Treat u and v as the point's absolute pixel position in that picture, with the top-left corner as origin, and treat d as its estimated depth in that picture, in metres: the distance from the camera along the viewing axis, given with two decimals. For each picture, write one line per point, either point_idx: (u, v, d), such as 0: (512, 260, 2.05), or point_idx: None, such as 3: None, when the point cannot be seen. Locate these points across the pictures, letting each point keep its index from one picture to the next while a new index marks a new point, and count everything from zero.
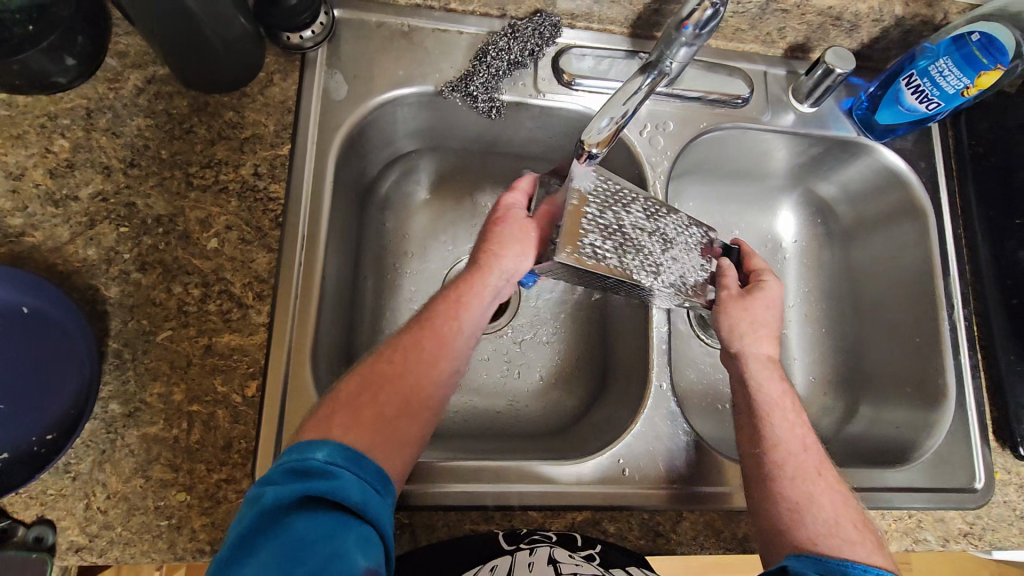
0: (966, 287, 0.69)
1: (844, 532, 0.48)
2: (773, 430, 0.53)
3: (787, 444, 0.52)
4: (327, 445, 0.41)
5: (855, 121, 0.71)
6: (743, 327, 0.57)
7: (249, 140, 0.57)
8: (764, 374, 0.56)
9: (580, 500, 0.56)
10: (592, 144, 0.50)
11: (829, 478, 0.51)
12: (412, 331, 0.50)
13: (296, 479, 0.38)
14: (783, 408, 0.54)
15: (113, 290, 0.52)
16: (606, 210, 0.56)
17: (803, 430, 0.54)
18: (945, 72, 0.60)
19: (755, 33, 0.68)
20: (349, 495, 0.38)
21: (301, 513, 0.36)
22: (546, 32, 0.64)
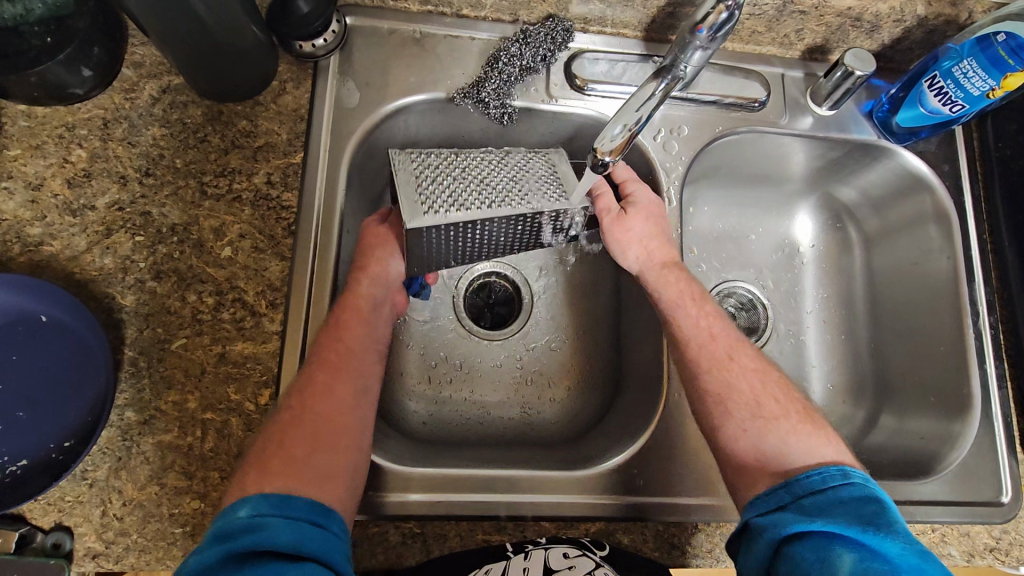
0: (992, 294, 0.67)
1: (766, 408, 0.52)
2: (682, 331, 0.57)
3: (696, 339, 0.56)
4: (248, 502, 0.41)
5: (876, 124, 0.69)
6: (635, 243, 0.61)
7: (262, 148, 0.57)
8: (665, 277, 0.59)
9: (592, 512, 0.55)
10: (604, 152, 0.51)
11: (742, 361, 0.55)
12: (302, 377, 0.50)
13: (218, 542, 0.38)
14: (686, 306, 0.58)
15: (129, 299, 0.52)
16: (438, 172, 0.56)
17: (708, 322, 0.57)
18: (969, 74, 0.59)
19: (772, 35, 0.66)
20: (275, 540, 0.38)
21: (230, 570, 0.36)
22: (559, 37, 0.63)
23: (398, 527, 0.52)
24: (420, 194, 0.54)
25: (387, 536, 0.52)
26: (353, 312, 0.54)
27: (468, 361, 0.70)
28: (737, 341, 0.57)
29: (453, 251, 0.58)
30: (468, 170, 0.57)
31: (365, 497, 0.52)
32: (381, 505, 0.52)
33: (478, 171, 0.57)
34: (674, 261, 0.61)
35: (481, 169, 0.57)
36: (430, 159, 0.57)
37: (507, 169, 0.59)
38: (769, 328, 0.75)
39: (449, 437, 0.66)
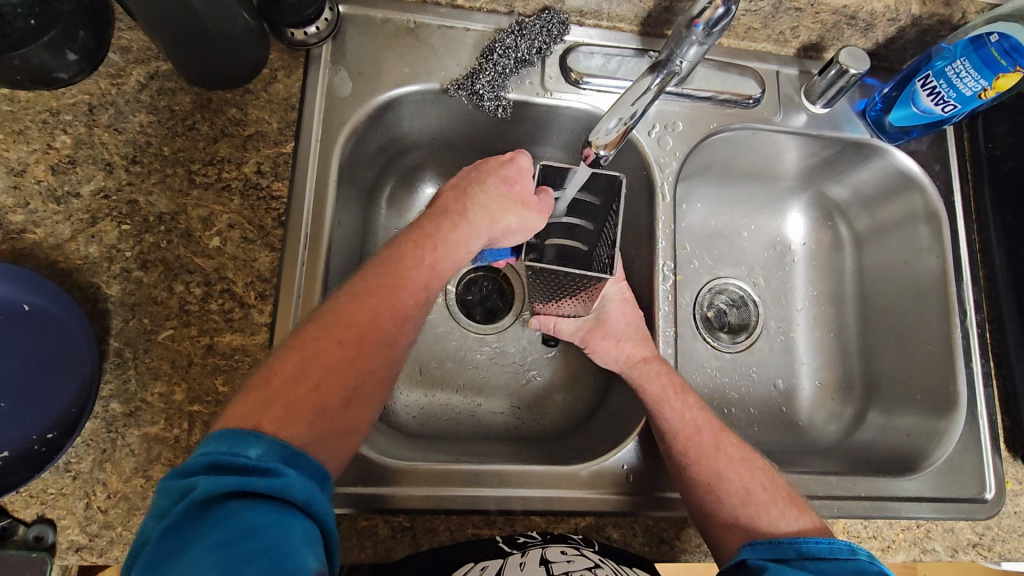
0: (979, 293, 0.68)
1: (755, 494, 0.52)
2: (666, 423, 0.56)
3: (680, 432, 0.55)
4: (262, 442, 0.37)
5: (868, 123, 0.69)
6: (611, 349, 0.60)
7: (252, 137, 0.56)
8: (644, 373, 0.58)
9: (582, 506, 0.55)
10: (600, 146, 0.49)
11: (726, 447, 0.55)
12: (366, 279, 0.47)
13: (230, 473, 0.35)
14: (668, 398, 0.57)
15: (114, 288, 0.51)
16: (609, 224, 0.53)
17: (692, 413, 0.56)
18: (961, 74, 0.59)
19: (768, 32, 0.66)
20: (289, 492, 0.36)
21: (242, 504, 0.34)
22: (555, 30, 0.63)
23: (388, 520, 0.52)
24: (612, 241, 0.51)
25: (376, 530, 0.52)
26: (448, 248, 0.51)
27: (460, 355, 0.70)
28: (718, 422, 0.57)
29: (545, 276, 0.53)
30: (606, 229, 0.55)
31: (357, 490, 0.52)
32: (371, 499, 0.52)
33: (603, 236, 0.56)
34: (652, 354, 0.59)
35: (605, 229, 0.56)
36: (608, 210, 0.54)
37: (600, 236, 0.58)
38: (759, 325, 0.76)
39: (440, 431, 0.65)
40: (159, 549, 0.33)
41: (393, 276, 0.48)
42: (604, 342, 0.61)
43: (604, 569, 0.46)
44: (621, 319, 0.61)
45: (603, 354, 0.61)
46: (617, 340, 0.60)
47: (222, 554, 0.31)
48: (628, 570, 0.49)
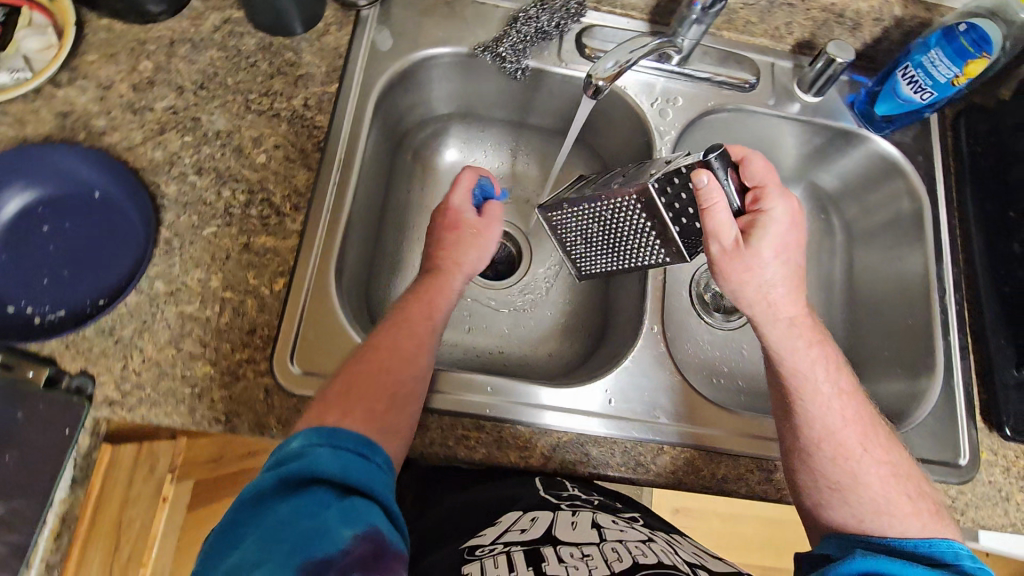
0: (958, 273, 0.72)
1: (894, 506, 0.53)
2: (806, 409, 0.56)
3: (822, 421, 0.55)
4: (301, 432, 0.45)
5: (856, 114, 0.76)
6: (757, 282, 0.55)
7: (302, 77, 0.65)
8: (794, 343, 0.57)
9: (593, 427, 0.59)
10: (599, 79, 0.55)
11: (873, 451, 0.55)
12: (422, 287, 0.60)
13: (270, 464, 0.43)
14: (817, 385, 0.56)
15: (171, 188, 0.59)
16: (565, 231, 0.66)
17: (840, 406, 0.56)
18: (936, 63, 0.65)
19: (764, 27, 0.74)
20: (325, 468, 0.42)
21: (284, 492, 0.41)
22: (572, 9, 0.71)
23: None
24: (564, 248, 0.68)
25: None
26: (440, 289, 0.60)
27: (467, 301, 0.78)
28: (869, 421, 0.57)
29: (592, 260, 0.68)
30: (580, 225, 0.63)
31: None
32: None
33: (580, 226, 0.63)
34: (801, 318, 0.57)
35: (572, 220, 0.63)
36: (562, 219, 0.64)
37: (591, 219, 0.61)
38: None
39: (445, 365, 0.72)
40: (224, 535, 0.41)
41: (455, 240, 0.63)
42: (751, 275, 0.55)
43: (655, 539, 0.54)
44: (776, 249, 0.55)
45: (736, 280, 0.56)
46: (769, 281, 0.55)
47: (262, 543, 0.38)
48: (677, 540, 0.58)
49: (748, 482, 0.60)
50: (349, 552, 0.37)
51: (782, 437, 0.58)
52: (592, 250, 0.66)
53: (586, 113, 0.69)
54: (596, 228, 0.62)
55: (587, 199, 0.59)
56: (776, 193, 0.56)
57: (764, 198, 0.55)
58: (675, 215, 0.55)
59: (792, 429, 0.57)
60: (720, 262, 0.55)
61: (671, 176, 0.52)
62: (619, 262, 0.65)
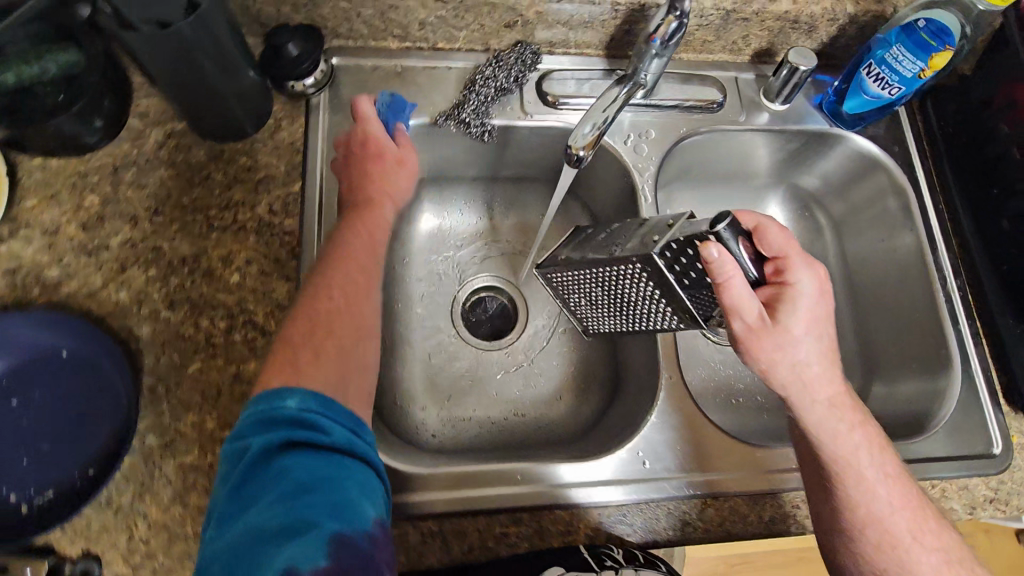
0: (955, 258, 0.72)
1: None
2: (846, 493, 0.54)
3: (865, 507, 0.53)
4: (297, 394, 0.44)
5: (826, 114, 0.75)
6: (789, 364, 0.52)
7: (262, 181, 0.61)
8: (833, 430, 0.54)
9: (609, 497, 0.57)
10: (578, 148, 0.55)
11: (924, 539, 0.53)
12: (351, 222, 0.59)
13: (267, 426, 0.42)
14: (858, 469, 0.53)
15: (145, 329, 0.55)
16: (566, 290, 0.65)
17: (884, 492, 0.53)
18: (899, 59, 0.65)
19: (721, 43, 0.73)
20: (332, 438, 0.42)
21: (295, 453, 0.41)
22: (528, 59, 0.70)
23: (417, 526, 0.54)
24: (567, 304, 0.68)
25: (407, 537, 0.54)
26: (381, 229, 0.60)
27: (473, 369, 0.75)
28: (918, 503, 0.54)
29: (598, 318, 0.67)
30: (581, 287, 0.63)
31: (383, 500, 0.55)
32: (400, 506, 0.54)
33: (582, 287, 0.63)
34: (840, 403, 0.54)
35: (573, 282, 0.63)
36: (561, 281, 0.64)
37: (590, 282, 0.60)
38: None
39: (465, 445, 0.70)
40: (228, 508, 0.39)
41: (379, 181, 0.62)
42: (782, 357, 0.52)
43: None
44: (804, 329, 0.52)
45: (765, 359, 0.53)
46: (800, 363, 0.52)
47: (283, 508, 0.38)
48: None
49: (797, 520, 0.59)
50: (375, 538, 0.38)
51: (820, 520, 0.55)
52: (597, 311, 0.66)
53: (568, 183, 0.66)
54: (598, 290, 0.61)
55: (590, 261, 0.57)
56: (800, 265, 0.54)
57: (788, 271, 0.54)
58: (679, 277, 0.53)
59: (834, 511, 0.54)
60: (745, 341, 0.52)
61: (671, 241, 0.51)
62: (625, 322, 0.64)
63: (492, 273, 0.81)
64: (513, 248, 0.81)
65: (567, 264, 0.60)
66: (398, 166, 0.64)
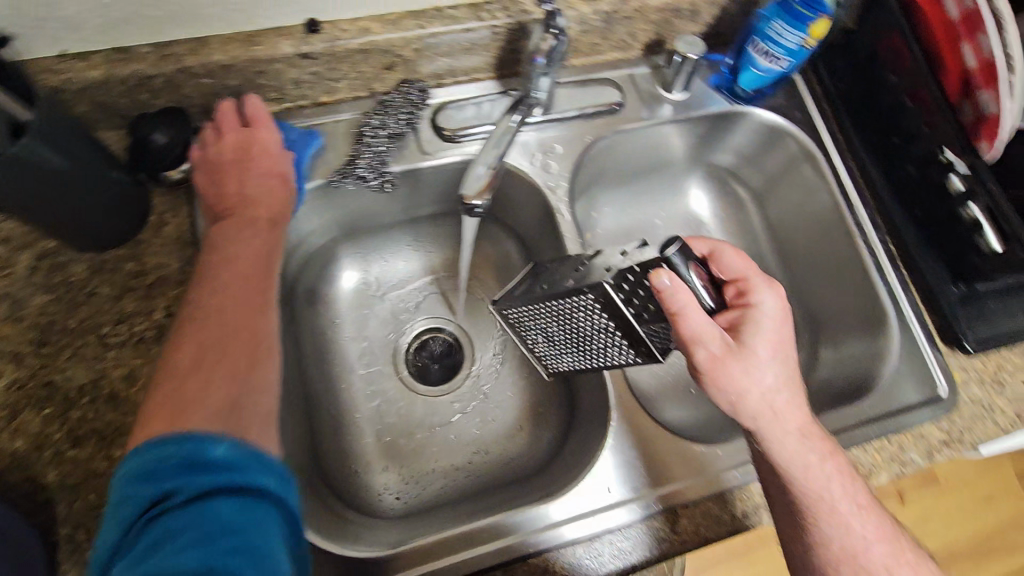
0: (872, 211, 0.74)
1: None
2: (822, 530, 0.53)
3: (840, 542, 0.53)
4: (224, 440, 0.38)
5: (725, 93, 0.75)
6: (754, 398, 0.53)
7: (154, 284, 0.57)
8: (803, 465, 0.53)
9: (597, 526, 0.57)
10: (472, 195, 0.55)
11: (902, 572, 0.53)
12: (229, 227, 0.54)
13: (148, 477, 0.36)
14: (831, 502, 0.53)
15: (51, 475, 0.50)
16: (522, 325, 0.61)
17: (859, 529, 0.53)
18: (782, 33, 0.65)
19: (609, 43, 0.72)
20: (257, 484, 0.38)
21: (212, 501, 0.36)
22: (415, 97, 0.67)
23: None
24: (529, 344, 0.64)
25: None
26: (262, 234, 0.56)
27: (428, 419, 0.73)
28: (887, 516, 0.55)
29: (558, 355, 0.64)
30: (539, 323, 0.59)
31: None
32: None
33: (538, 322, 0.59)
34: (812, 434, 0.54)
35: (529, 317, 0.58)
36: (519, 319, 0.60)
37: (547, 316, 0.57)
38: None
39: (432, 501, 0.67)
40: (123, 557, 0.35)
41: (251, 193, 0.57)
42: (747, 390, 0.53)
43: None
44: (766, 362, 0.53)
45: (728, 390, 0.53)
46: (766, 394, 0.53)
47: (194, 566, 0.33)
48: None
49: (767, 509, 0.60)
50: None
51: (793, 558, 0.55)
52: (555, 348, 0.63)
53: (473, 234, 0.67)
54: (557, 324, 0.58)
55: (548, 295, 0.54)
56: (762, 295, 0.56)
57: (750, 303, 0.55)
58: (636, 311, 0.52)
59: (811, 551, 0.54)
60: (707, 370, 0.53)
61: (627, 271, 0.50)
62: (587, 358, 0.62)
63: (430, 314, 0.79)
64: (447, 286, 0.80)
65: (526, 299, 0.56)
66: (281, 163, 0.60)
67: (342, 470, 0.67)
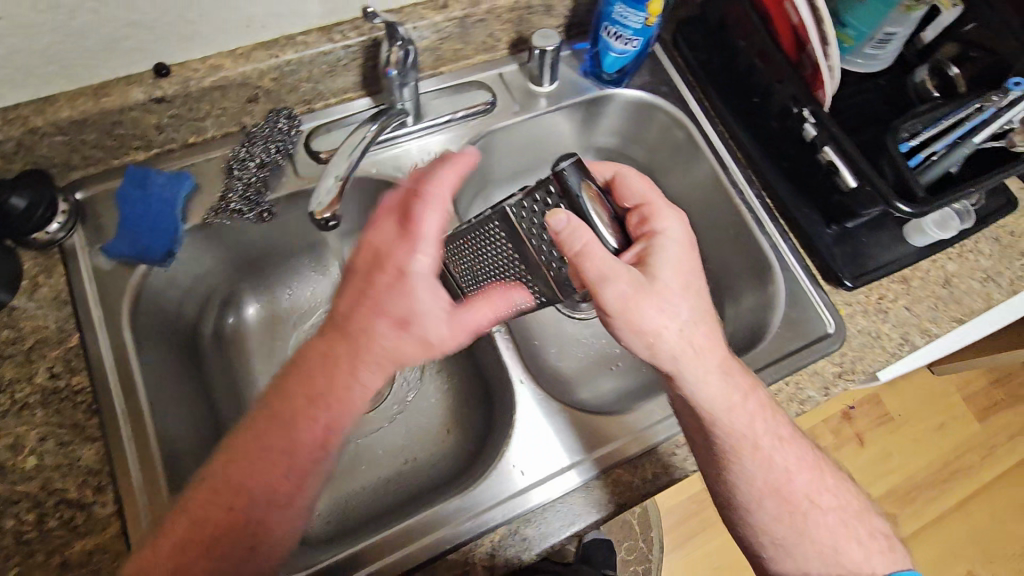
0: (746, 170, 0.77)
1: (846, 551, 0.58)
2: (744, 468, 0.58)
3: (761, 479, 0.58)
4: None
5: (592, 78, 0.78)
6: (668, 331, 0.54)
7: (34, 348, 0.57)
8: (723, 394, 0.57)
9: (492, 521, 0.59)
10: (323, 210, 0.59)
11: (822, 499, 0.59)
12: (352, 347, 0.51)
13: None
14: (753, 442, 0.58)
15: None
16: (461, 269, 0.69)
17: (779, 463, 0.59)
18: (624, 14, 0.68)
19: (472, 46, 0.75)
20: None
21: None
22: (282, 126, 0.67)
23: None
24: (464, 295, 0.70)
25: None
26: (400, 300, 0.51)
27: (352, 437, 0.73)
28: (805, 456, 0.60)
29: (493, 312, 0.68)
30: (467, 260, 0.66)
31: None
32: None
33: (469, 260, 0.66)
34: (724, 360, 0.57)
35: (460, 254, 0.67)
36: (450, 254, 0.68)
37: (471, 249, 0.64)
38: None
39: (364, 516, 0.68)
40: None
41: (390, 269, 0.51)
42: (661, 324, 0.54)
43: None
44: (675, 293, 0.55)
45: (643, 326, 0.54)
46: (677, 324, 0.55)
47: None
48: None
49: (676, 466, 0.62)
50: None
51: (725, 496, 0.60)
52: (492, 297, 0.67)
53: None
54: (481, 262, 0.64)
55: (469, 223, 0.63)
56: (666, 226, 0.58)
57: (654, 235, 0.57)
58: (528, 230, 0.57)
59: (739, 486, 0.59)
60: (618, 310, 0.54)
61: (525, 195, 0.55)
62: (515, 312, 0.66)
63: None
64: None
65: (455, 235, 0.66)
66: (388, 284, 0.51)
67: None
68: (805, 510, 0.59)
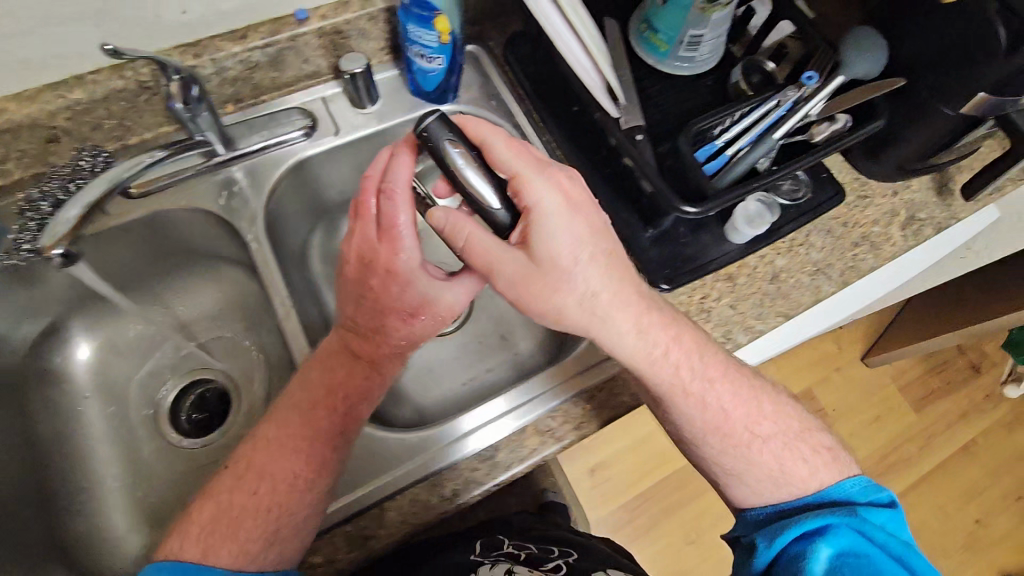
0: None
1: (792, 475, 0.60)
2: (688, 415, 0.60)
3: (707, 424, 0.60)
4: None
5: (416, 96, 0.80)
6: (571, 301, 0.54)
7: None
8: (647, 348, 0.57)
9: None
10: (51, 246, 0.63)
11: (767, 434, 0.61)
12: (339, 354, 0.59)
13: None
14: (683, 391, 0.59)
15: None
16: None
17: (721, 404, 0.60)
18: (416, 35, 0.69)
19: (290, 73, 0.76)
20: None
21: None
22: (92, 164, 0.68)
23: None
24: None
25: None
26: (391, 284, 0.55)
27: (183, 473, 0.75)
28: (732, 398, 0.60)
29: None
30: None
31: None
32: None
33: None
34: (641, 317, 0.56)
35: None
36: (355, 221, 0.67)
37: None
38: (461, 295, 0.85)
39: None
40: None
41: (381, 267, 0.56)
42: (563, 296, 0.54)
43: None
44: (574, 263, 0.53)
45: (546, 302, 0.54)
46: (580, 292, 0.54)
47: None
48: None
49: (476, 482, 0.63)
50: None
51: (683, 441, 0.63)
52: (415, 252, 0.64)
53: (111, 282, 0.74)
54: None
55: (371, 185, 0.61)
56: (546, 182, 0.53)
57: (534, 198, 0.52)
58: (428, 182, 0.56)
59: (688, 432, 0.61)
60: (515, 295, 0.55)
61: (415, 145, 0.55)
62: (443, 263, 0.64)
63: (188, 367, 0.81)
64: (200, 335, 0.82)
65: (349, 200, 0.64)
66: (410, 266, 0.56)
67: (105, 538, 0.71)
68: (750, 438, 0.60)
